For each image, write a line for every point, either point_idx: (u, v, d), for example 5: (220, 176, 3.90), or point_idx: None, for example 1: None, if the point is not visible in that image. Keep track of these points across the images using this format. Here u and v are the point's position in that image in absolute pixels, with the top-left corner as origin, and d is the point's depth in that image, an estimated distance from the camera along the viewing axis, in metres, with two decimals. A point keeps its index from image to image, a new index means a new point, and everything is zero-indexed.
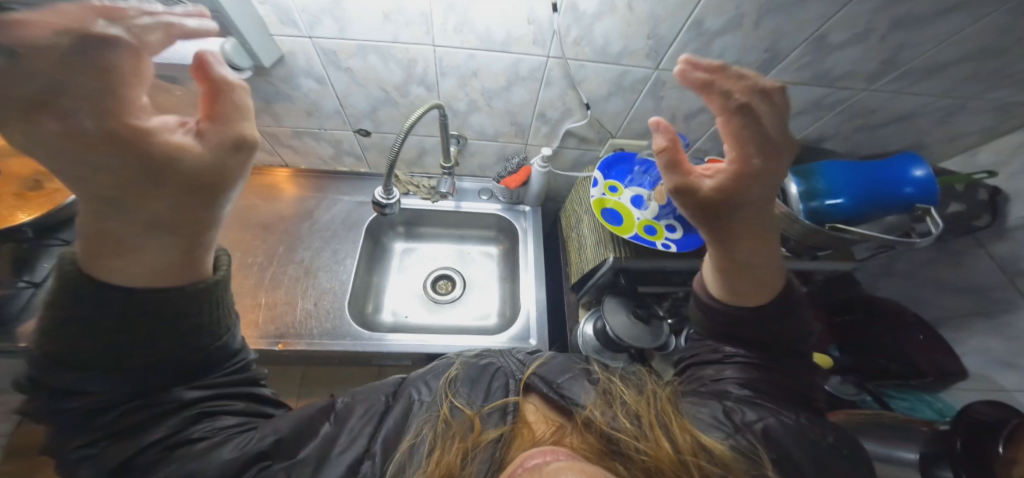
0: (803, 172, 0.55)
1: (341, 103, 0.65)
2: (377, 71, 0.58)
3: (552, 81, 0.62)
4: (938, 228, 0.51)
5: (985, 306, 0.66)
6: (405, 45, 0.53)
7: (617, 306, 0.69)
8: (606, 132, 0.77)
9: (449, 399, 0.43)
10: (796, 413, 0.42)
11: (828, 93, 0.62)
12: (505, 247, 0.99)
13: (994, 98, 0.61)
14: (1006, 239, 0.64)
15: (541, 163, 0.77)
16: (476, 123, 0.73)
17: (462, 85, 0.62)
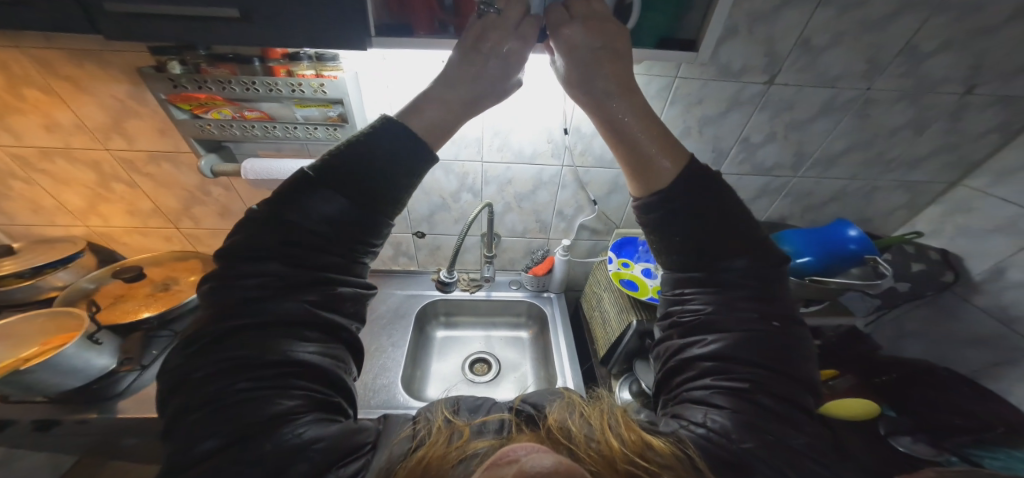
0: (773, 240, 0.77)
1: (408, 209, 0.87)
2: (439, 182, 0.81)
3: (566, 184, 0.84)
4: (889, 273, 0.66)
5: (1010, 355, 0.77)
6: (463, 163, 0.78)
7: (646, 367, 0.79)
8: (612, 222, 0.96)
9: (448, 413, 0.43)
10: (771, 405, 0.37)
11: (769, 180, 0.84)
12: (534, 332, 1.07)
13: (893, 179, 0.84)
14: (982, 293, 0.82)
15: (563, 253, 0.94)
16: (509, 222, 0.93)
17: (500, 191, 0.84)
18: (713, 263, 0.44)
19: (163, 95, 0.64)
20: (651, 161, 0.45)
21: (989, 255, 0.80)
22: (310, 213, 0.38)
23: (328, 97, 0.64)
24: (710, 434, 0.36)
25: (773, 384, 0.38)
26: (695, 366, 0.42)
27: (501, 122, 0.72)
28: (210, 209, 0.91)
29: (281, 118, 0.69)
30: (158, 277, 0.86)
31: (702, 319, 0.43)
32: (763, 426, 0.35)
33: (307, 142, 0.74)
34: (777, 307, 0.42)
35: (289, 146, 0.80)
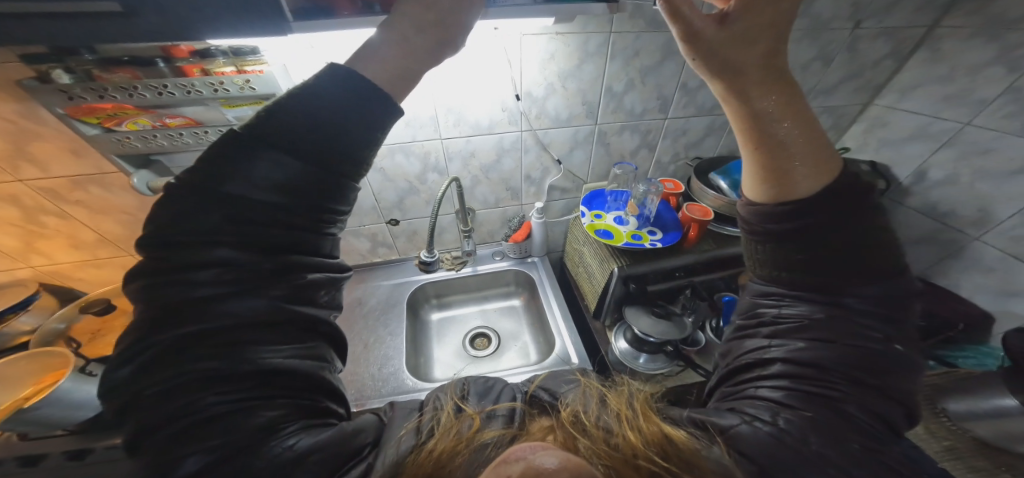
0: (723, 172, 0.91)
1: (375, 198, 0.84)
2: (402, 167, 0.78)
3: (528, 148, 0.82)
4: None
5: (954, 250, 0.86)
6: (422, 142, 0.74)
7: (637, 312, 0.82)
8: (579, 179, 0.96)
9: (456, 402, 0.47)
10: (852, 412, 0.34)
11: (712, 119, 0.90)
12: (525, 297, 1.12)
13: (817, 103, 0.91)
14: (914, 195, 0.90)
15: (537, 215, 0.95)
16: (480, 194, 0.92)
17: (465, 165, 0.82)
18: (836, 280, 0.39)
19: (60, 109, 0.56)
20: (787, 170, 0.40)
21: (911, 160, 0.89)
22: (252, 180, 0.34)
23: (259, 93, 0.59)
24: (776, 432, 0.34)
25: (868, 403, 0.34)
26: (769, 364, 0.40)
27: (453, 98, 0.68)
28: None
29: (210, 121, 0.63)
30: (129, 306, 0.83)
31: (791, 322, 0.41)
32: (844, 439, 0.32)
33: None
34: (890, 330, 0.37)
35: None
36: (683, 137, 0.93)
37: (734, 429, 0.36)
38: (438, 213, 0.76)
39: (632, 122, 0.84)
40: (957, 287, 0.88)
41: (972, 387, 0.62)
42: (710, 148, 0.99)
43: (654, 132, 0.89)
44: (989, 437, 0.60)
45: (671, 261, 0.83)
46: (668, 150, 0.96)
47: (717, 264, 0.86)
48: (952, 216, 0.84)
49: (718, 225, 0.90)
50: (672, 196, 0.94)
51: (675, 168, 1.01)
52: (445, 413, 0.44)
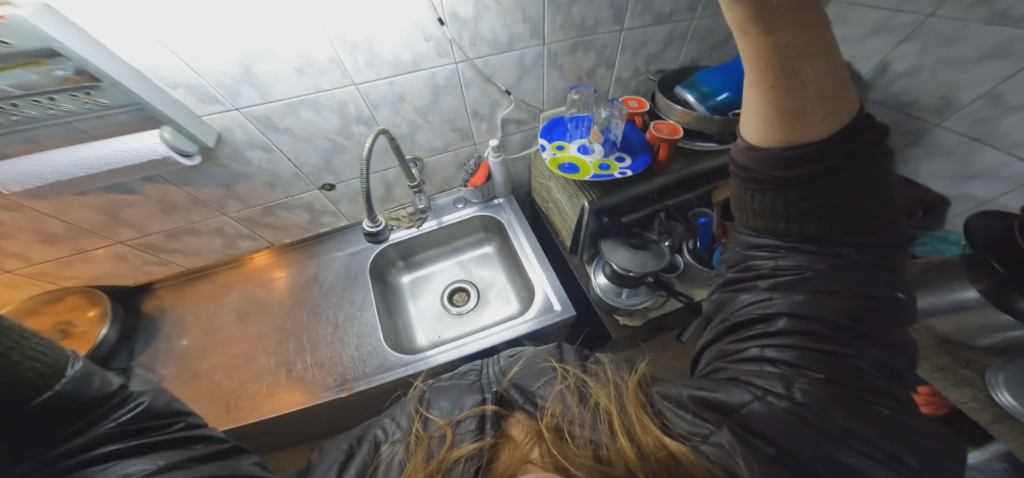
0: (690, 85, 0.82)
1: (295, 164, 0.68)
2: (314, 122, 0.62)
3: (469, 82, 0.70)
4: None
5: (913, 140, 0.84)
6: (330, 91, 0.58)
7: (613, 246, 0.79)
8: (534, 109, 0.86)
9: (421, 414, 0.47)
10: (857, 367, 0.34)
11: (673, 26, 0.80)
12: (497, 242, 1.08)
13: None
14: (872, 88, 0.86)
15: (493, 154, 0.85)
16: (425, 140, 0.78)
17: (396, 111, 0.67)
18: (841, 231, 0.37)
19: None
20: (798, 115, 0.34)
21: (873, 55, 0.83)
22: None
23: (29, 51, 0.38)
24: (792, 405, 0.33)
25: (873, 355, 0.34)
26: (771, 324, 0.38)
27: (352, 29, 0.52)
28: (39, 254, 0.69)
29: None
30: (47, 327, 0.75)
31: (790, 276, 0.38)
32: (852, 400, 0.32)
33: (74, 121, 0.48)
34: (885, 270, 0.36)
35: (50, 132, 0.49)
36: (643, 51, 0.82)
37: (747, 407, 0.34)
38: (369, 178, 0.60)
39: (582, 38, 0.73)
40: (914, 174, 0.89)
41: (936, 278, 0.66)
42: (671, 60, 0.89)
43: (611, 47, 0.78)
44: (951, 333, 0.68)
45: (646, 186, 0.78)
46: (629, 65, 0.85)
47: (691, 183, 0.82)
48: (914, 106, 0.81)
49: (689, 140, 0.82)
50: (637, 116, 0.87)
51: (636, 85, 0.92)
52: (417, 437, 0.43)
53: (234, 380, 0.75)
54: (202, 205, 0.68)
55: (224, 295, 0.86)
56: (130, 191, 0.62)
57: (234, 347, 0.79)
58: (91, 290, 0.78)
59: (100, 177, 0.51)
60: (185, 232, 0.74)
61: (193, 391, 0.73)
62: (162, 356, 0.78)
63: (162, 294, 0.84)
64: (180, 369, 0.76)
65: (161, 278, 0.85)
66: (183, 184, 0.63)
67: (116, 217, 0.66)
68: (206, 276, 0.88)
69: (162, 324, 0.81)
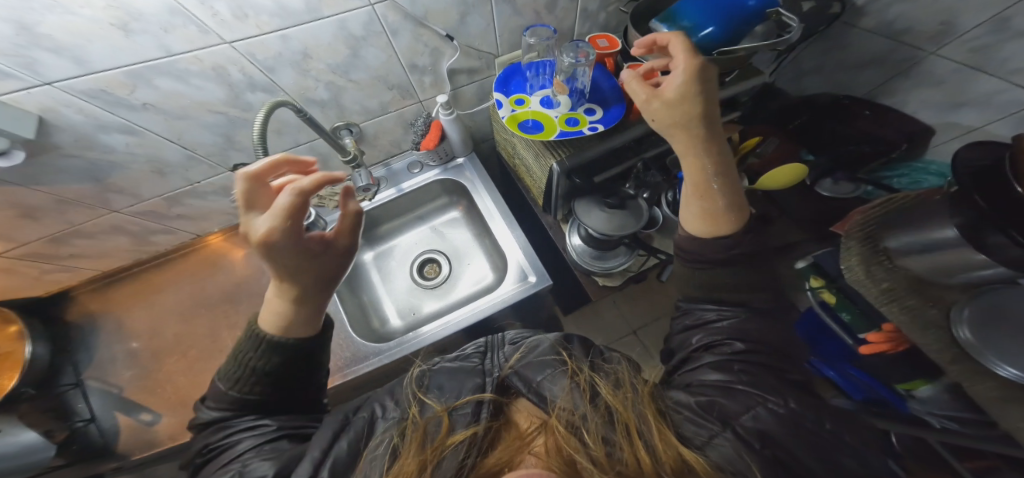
0: (668, 17, 0.69)
1: (184, 146, 0.54)
2: (185, 94, 0.47)
3: (395, 28, 0.56)
4: (794, 21, 0.62)
5: (900, 69, 0.76)
6: (191, 52, 0.42)
7: (587, 208, 0.71)
8: (486, 55, 0.72)
9: (418, 398, 0.44)
10: (795, 388, 0.41)
11: None
12: (463, 205, 0.99)
13: None
14: (867, 14, 0.77)
15: (442, 111, 0.73)
16: (353, 102, 0.65)
17: (304, 72, 0.53)
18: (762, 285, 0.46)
19: None
20: (715, 210, 0.45)
21: None
22: None
23: None
24: (774, 411, 0.37)
25: (797, 378, 0.42)
26: (732, 344, 0.43)
27: None
28: None
29: None
30: None
31: (729, 316, 0.45)
32: (806, 407, 0.39)
33: None
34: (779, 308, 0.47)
35: None
36: None
37: (752, 412, 0.37)
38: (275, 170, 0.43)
39: None
40: (901, 104, 0.81)
41: (919, 220, 0.61)
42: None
43: None
44: (923, 273, 0.63)
45: (625, 134, 0.68)
46: None
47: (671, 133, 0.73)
48: (910, 35, 0.71)
49: None
50: (608, 58, 0.73)
51: (606, 17, 0.79)
52: (412, 420, 0.41)
53: (199, 381, 0.72)
54: (78, 204, 0.56)
55: (167, 293, 0.79)
56: None
57: (188, 351, 0.75)
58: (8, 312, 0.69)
59: None
60: (75, 235, 0.63)
61: (162, 396, 0.71)
62: (108, 364, 0.74)
63: (88, 301, 0.77)
64: (133, 377, 0.73)
65: (77, 284, 0.77)
66: (32, 183, 0.50)
67: None
68: (140, 273, 0.80)
69: (101, 332, 0.76)
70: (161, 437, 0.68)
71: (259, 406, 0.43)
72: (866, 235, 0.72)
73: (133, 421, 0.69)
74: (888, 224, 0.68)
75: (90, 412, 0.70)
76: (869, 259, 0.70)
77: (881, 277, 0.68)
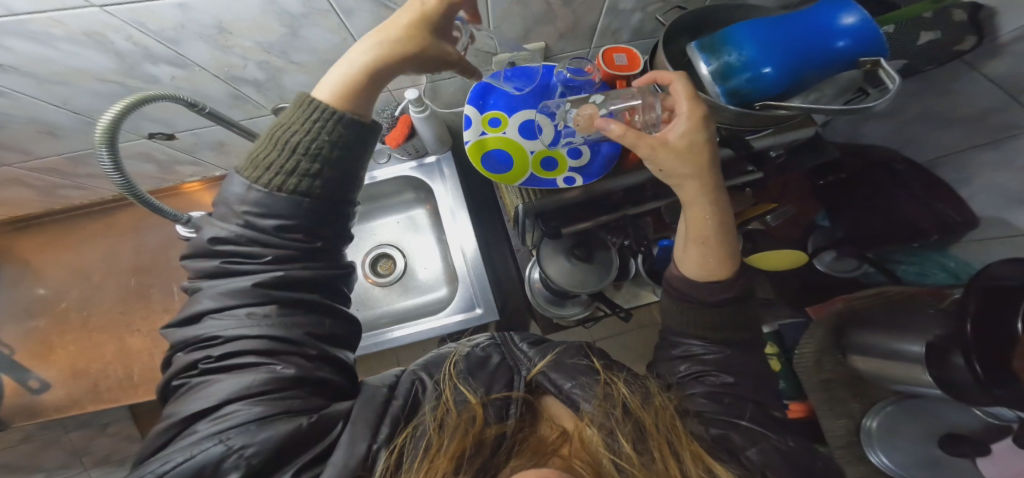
0: (713, 45, 0.52)
1: (71, 110, 0.47)
2: (55, 60, 0.39)
3: (350, 8, 0.43)
4: (890, 80, 0.45)
5: (992, 136, 0.57)
6: (48, 16, 0.33)
7: (552, 253, 0.68)
8: (479, 50, 0.61)
9: (453, 383, 0.42)
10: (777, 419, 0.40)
11: None
12: (430, 206, 0.94)
13: None
14: (1002, 56, 0.51)
15: (414, 108, 0.67)
16: (299, 85, 0.55)
17: (224, 48, 0.43)
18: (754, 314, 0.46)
19: None
20: (711, 260, 0.43)
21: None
22: None
23: None
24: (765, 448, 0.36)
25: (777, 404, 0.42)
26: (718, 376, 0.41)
27: None
28: None
29: None
30: None
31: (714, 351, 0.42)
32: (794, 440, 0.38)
33: None
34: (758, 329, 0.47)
35: None
36: None
37: (749, 451, 0.36)
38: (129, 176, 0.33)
39: None
40: None
41: (887, 322, 0.67)
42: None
43: None
44: (865, 372, 0.72)
45: (619, 181, 0.57)
46: None
47: None
48: None
49: None
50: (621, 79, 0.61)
51: (642, 19, 0.63)
52: (447, 407, 0.39)
53: (99, 351, 0.68)
54: None
55: (91, 247, 0.72)
56: None
57: (88, 319, 0.69)
58: None
59: None
60: None
61: (51, 358, 0.67)
62: (6, 318, 0.69)
63: None
64: (27, 337, 0.68)
65: None
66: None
67: None
68: (71, 219, 0.73)
69: (9, 272, 0.71)
70: (45, 405, 0.64)
71: (307, 202, 0.35)
72: (836, 326, 0.76)
73: (18, 384, 0.65)
74: (861, 320, 0.73)
75: None
76: (829, 352, 0.77)
77: (828, 368, 0.77)
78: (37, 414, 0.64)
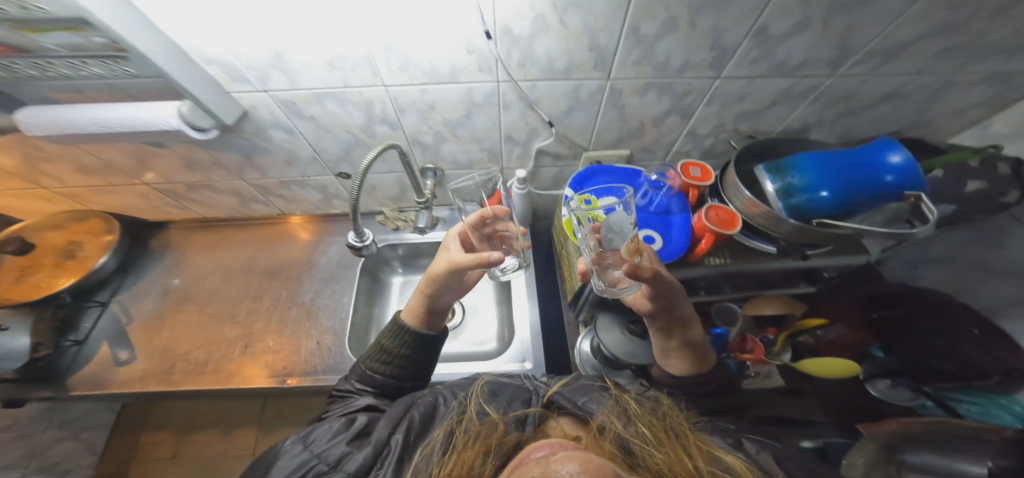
0: (777, 168, 0.63)
1: (315, 150, 0.66)
2: (338, 116, 0.59)
3: (509, 104, 0.59)
4: (933, 213, 0.55)
5: None
6: (358, 88, 0.54)
7: (609, 324, 0.71)
8: (577, 146, 0.73)
9: (478, 401, 0.46)
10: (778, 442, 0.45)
11: (793, 83, 0.60)
12: (500, 270, 1.02)
13: (977, 70, 0.59)
14: None
15: (517, 186, 0.74)
16: (449, 153, 0.71)
17: (424, 119, 0.61)
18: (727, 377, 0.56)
19: None
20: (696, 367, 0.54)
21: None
22: None
23: (57, 16, 0.32)
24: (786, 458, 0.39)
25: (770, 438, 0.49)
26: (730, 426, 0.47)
27: (390, 17, 0.44)
28: (111, 193, 0.73)
29: (35, 48, 0.38)
30: (59, 242, 0.77)
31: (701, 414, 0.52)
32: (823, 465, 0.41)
33: (110, 79, 0.44)
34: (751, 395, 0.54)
35: (95, 85, 0.47)
36: (737, 105, 0.64)
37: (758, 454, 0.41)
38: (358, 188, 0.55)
39: (662, 80, 0.57)
40: None
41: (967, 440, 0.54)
42: (773, 122, 0.69)
43: (695, 95, 0.61)
44: None
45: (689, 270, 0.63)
46: (710, 119, 0.68)
47: (739, 284, 0.67)
48: None
49: (746, 234, 0.65)
50: (694, 186, 0.70)
51: (713, 143, 0.75)
52: (470, 419, 0.44)
53: (196, 336, 0.76)
54: (224, 168, 0.69)
55: (229, 250, 0.87)
56: (158, 145, 0.61)
57: (205, 306, 0.80)
58: (103, 213, 0.80)
59: (136, 133, 0.47)
60: (204, 187, 0.74)
61: (153, 337, 0.75)
62: (140, 296, 0.81)
63: (176, 234, 0.90)
64: (147, 315, 0.79)
65: (177, 220, 0.90)
66: (209, 147, 0.64)
67: (144, 164, 0.66)
68: (231, 226, 0.91)
69: (167, 260, 0.87)
70: (114, 381, 0.69)
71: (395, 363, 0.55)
72: (890, 442, 0.57)
73: (111, 355, 0.73)
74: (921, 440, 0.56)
75: (85, 333, 0.75)
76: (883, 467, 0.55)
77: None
78: (107, 388, 0.68)
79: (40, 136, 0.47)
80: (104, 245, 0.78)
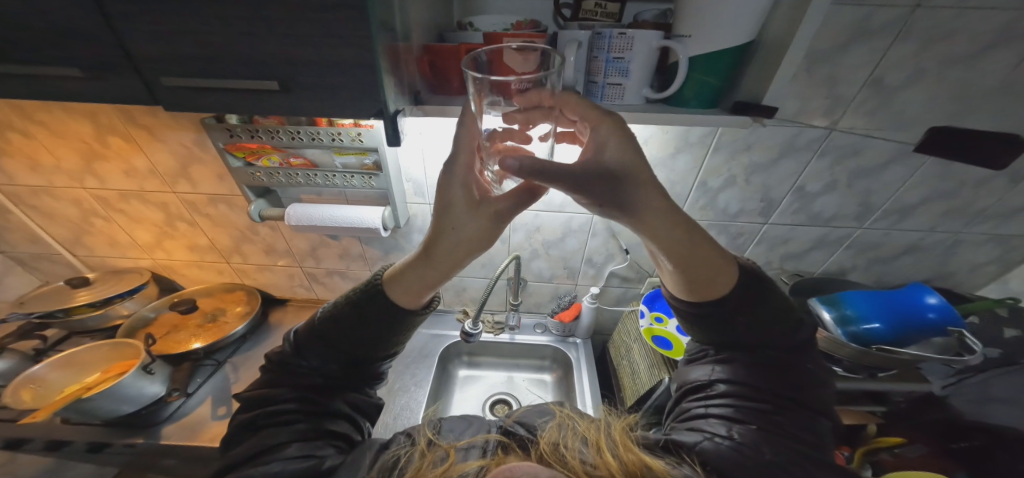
0: (830, 301, 0.70)
1: None
2: None
3: (596, 231, 0.80)
4: (979, 348, 0.58)
5: None
6: None
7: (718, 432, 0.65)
8: (643, 271, 0.87)
9: (431, 436, 0.51)
10: (778, 408, 0.43)
11: (827, 231, 0.76)
12: (558, 375, 0.98)
13: (981, 232, 0.72)
14: None
15: (590, 299, 0.87)
16: (536, 268, 0.89)
17: (529, 237, 0.82)
18: (761, 310, 0.46)
19: (221, 144, 0.64)
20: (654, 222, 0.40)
21: None
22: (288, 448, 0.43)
23: (364, 146, 0.63)
24: (736, 444, 0.41)
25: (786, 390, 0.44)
26: (712, 389, 0.47)
27: None
28: (269, 272, 0.94)
29: (322, 164, 0.68)
30: (207, 308, 0.90)
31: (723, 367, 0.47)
32: (789, 444, 0.41)
33: (346, 189, 0.72)
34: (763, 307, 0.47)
35: (328, 191, 0.78)
36: (782, 247, 0.80)
37: (700, 445, 0.42)
38: (492, 288, 0.76)
39: (721, 222, 0.77)
40: None
41: None
42: (814, 263, 0.82)
43: (748, 236, 0.79)
44: None
45: None
46: (760, 258, 0.83)
47: None
48: None
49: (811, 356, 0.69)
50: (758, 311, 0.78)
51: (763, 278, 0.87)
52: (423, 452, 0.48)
53: None
54: (364, 260, 0.89)
55: None
56: (335, 237, 0.85)
57: None
58: (253, 289, 0.95)
59: (348, 228, 0.72)
60: (338, 274, 0.94)
61: None
62: (251, 361, 0.87)
63: (290, 311, 1.01)
64: (242, 383, 0.82)
65: (300, 298, 1.03)
66: (366, 242, 0.85)
67: (315, 251, 0.88)
68: None
69: (265, 332, 0.95)
70: (207, 435, 0.71)
71: (362, 348, 0.49)
72: None
73: (212, 408, 0.76)
74: None
75: (194, 388, 0.78)
76: None
77: None
78: (196, 439, 0.70)
79: (292, 222, 0.72)
80: (243, 314, 0.89)
